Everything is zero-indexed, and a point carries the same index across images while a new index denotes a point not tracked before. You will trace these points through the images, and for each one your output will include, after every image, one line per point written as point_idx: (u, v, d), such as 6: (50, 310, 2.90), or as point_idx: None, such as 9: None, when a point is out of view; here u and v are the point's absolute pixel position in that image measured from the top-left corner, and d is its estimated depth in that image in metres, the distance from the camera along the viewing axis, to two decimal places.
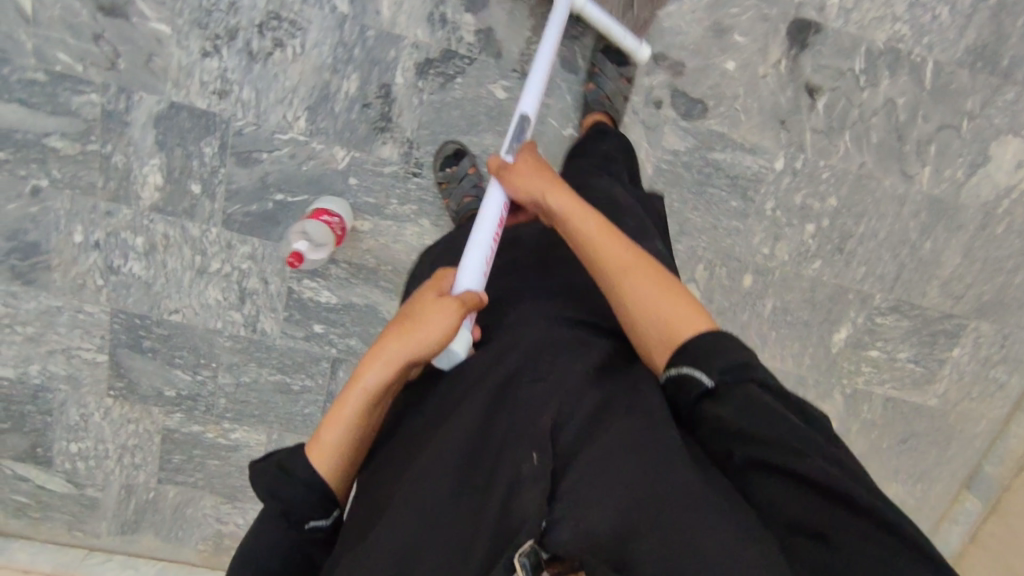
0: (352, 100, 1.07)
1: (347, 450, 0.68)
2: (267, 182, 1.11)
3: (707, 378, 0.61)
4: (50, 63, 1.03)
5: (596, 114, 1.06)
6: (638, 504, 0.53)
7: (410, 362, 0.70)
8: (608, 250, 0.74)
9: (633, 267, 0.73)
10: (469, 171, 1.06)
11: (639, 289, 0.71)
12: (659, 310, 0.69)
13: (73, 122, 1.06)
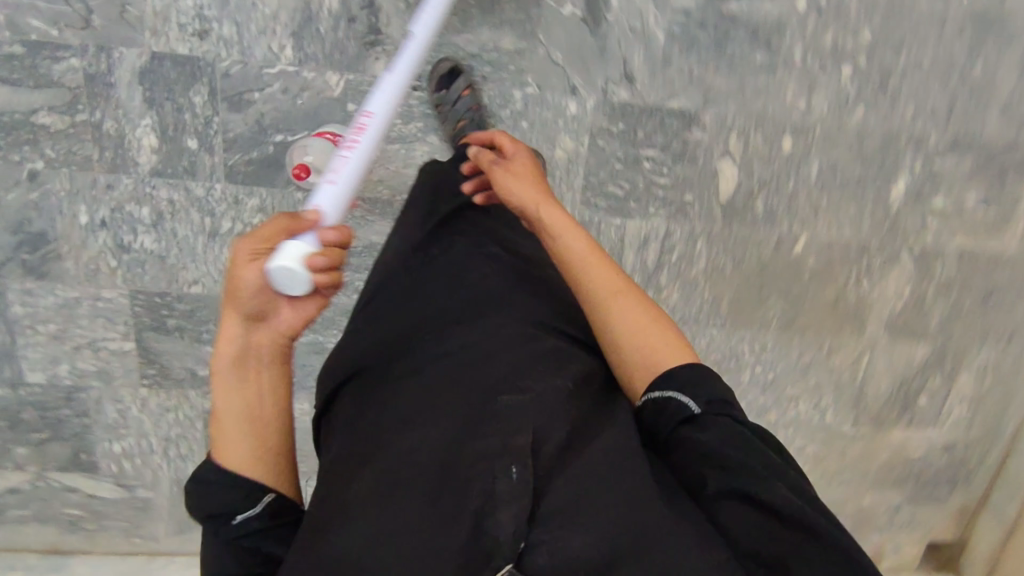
0: (337, 17, 1.01)
1: (238, 431, 0.65)
2: (264, 124, 1.06)
3: (693, 406, 0.65)
4: (25, 33, 0.98)
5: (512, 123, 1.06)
6: (629, 528, 0.55)
7: (242, 314, 0.64)
8: (596, 276, 0.76)
9: (620, 296, 0.75)
10: (464, 92, 1.03)
11: (626, 312, 0.73)
12: (646, 341, 0.72)
13: (59, 93, 1.01)
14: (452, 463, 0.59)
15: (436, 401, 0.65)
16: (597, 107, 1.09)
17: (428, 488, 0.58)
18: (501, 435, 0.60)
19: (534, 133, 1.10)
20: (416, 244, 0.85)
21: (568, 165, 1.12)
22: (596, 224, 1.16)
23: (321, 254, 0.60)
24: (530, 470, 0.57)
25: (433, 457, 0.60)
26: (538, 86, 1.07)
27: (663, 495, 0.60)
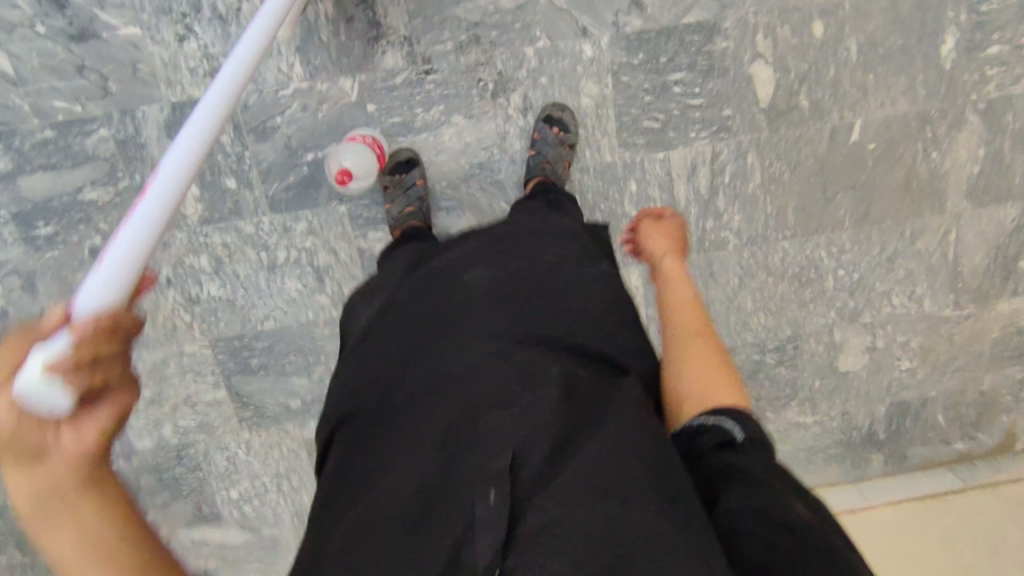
0: (336, 22, 1.01)
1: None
2: (294, 147, 1.07)
3: (737, 431, 0.60)
4: (52, 117, 1.01)
5: (535, 176, 1.07)
6: (618, 532, 0.48)
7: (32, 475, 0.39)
8: (686, 319, 0.82)
9: (696, 338, 0.77)
10: (418, 183, 1.08)
11: (697, 351, 0.74)
12: (704, 377, 0.70)
13: (97, 166, 1.05)
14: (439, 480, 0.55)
15: (417, 440, 0.61)
16: (612, 44, 1.06)
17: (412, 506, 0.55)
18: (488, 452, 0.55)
19: (556, 86, 1.07)
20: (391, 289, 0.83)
21: (597, 109, 1.10)
22: (639, 163, 1.13)
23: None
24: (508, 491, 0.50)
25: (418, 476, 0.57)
26: (548, 37, 1.04)
27: (662, 498, 0.51)
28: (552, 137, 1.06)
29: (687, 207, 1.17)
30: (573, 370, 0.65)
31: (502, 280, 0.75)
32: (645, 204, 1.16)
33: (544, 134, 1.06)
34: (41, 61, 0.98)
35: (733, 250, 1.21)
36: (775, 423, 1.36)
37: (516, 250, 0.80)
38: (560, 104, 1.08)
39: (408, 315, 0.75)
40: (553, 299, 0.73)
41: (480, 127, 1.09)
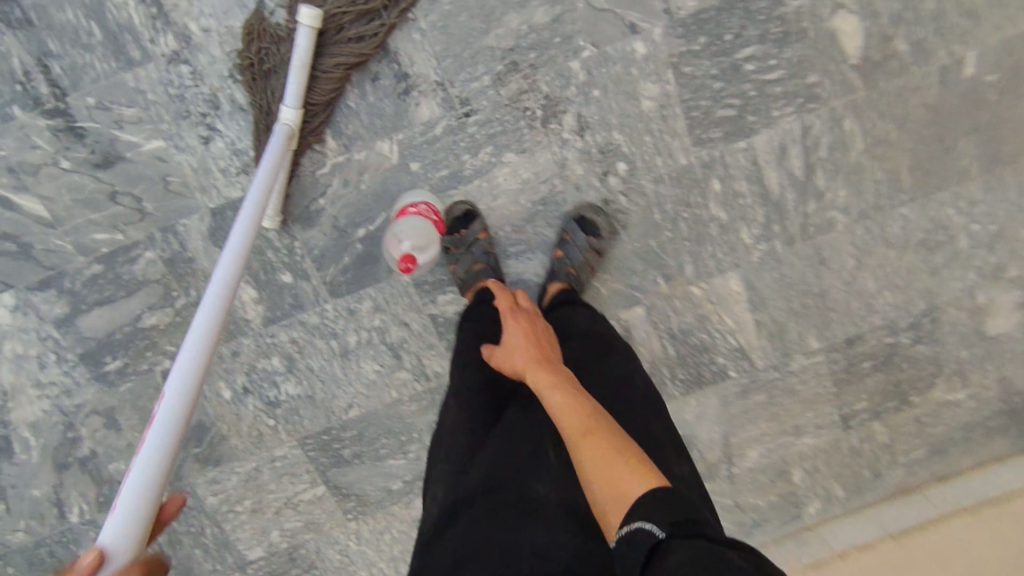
0: (360, 85, 0.92)
1: None
2: (344, 225, 0.99)
3: (657, 527, 0.50)
4: (94, 250, 0.96)
5: (557, 282, 0.99)
6: None
7: None
8: (565, 418, 0.66)
9: (590, 437, 0.63)
10: (481, 237, 0.97)
11: (592, 455, 0.61)
12: (614, 474, 0.58)
13: (151, 290, 0.99)
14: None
15: None
16: (666, 34, 0.93)
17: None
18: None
19: (612, 95, 0.95)
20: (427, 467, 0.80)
21: (663, 111, 0.96)
22: (720, 158, 0.99)
23: None
24: None
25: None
26: (594, 45, 0.92)
27: None
28: (588, 239, 0.97)
29: (783, 193, 1.02)
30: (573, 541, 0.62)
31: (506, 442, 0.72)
32: (733, 201, 1.02)
33: (574, 237, 0.97)
34: (71, 196, 0.92)
35: (844, 230, 1.06)
36: (928, 407, 1.17)
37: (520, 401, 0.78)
38: (620, 114, 0.96)
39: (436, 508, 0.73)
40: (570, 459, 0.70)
41: (535, 160, 0.97)
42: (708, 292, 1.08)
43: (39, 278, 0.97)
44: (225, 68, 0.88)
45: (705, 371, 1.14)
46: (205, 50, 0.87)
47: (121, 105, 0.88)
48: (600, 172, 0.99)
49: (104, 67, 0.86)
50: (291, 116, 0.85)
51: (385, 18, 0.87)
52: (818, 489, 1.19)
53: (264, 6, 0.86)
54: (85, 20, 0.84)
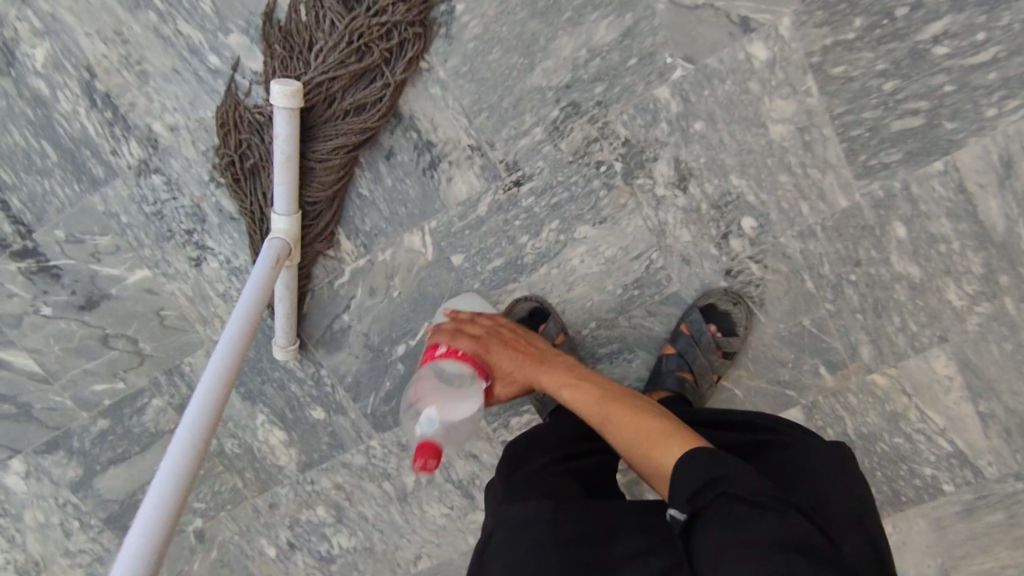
0: (370, 165, 0.68)
1: None
2: (377, 343, 0.75)
3: (680, 512, 0.46)
4: (96, 403, 0.80)
5: (665, 389, 0.70)
6: None
7: None
8: (572, 394, 0.59)
9: (606, 410, 0.56)
10: (560, 341, 0.70)
11: (617, 431, 0.54)
12: (630, 451, 0.52)
13: (165, 441, 0.81)
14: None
15: None
16: (800, 24, 0.61)
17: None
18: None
19: (724, 125, 0.65)
20: None
21: (805, 136, 0.64)
22: (902, 190, 0.66)
23: None
24: None
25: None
26: (688, 59, 0.63)
27: None
28: (710, 334, 0.69)
29: (1013, 228, 0.66)
30: None
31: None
32: (930, 250, 0.68)
33: (697, 327, 0.70)
34: (61, 346, 0.77)
35: None
36: None
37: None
38: (739, 150, 0.65)
39: None
40: None
41: (621, 230, 0.69)
42: (901, 381, 0.73)
43: (46, 439, 0.82)
44: (204, 171, 0.68)
45: (906, 488, 0.78)
46: (177, 153, 0.68)
47: (95, 234, 0.71)
48: (718, 235, 0.69)
49: (68, 193, 0.70)
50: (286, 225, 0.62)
51: (387, 76, 0.62)
52: None
53: (238, 85, 0.65)
54: (37, 140, 0.68)
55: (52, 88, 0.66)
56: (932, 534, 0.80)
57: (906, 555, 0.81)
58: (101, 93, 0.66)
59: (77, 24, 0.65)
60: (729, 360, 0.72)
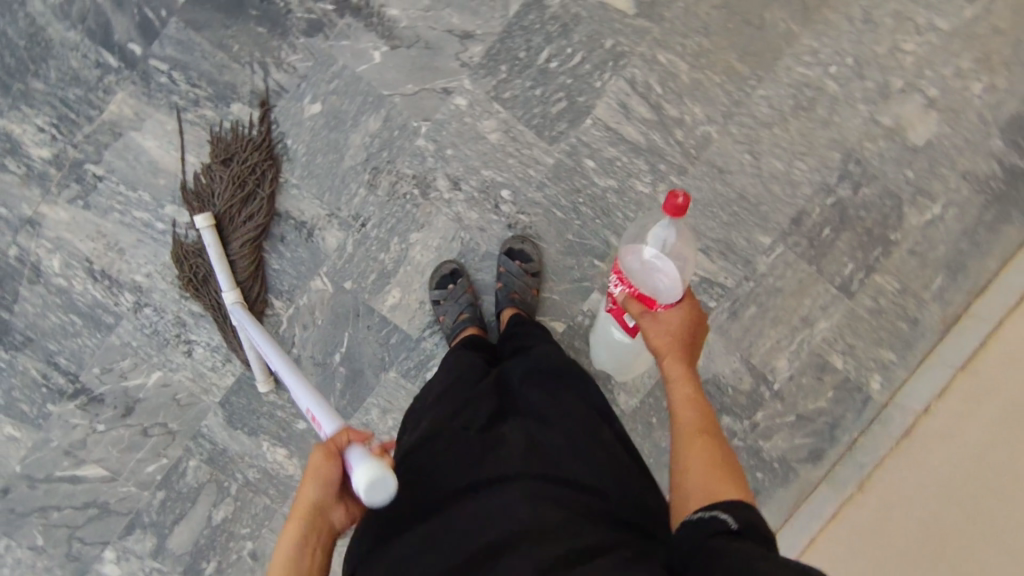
0: (274, 249, 1.09)
1: (331, 485, 0.63)
2: (321, 359, 1.12)
3: (732, 520, 0.57)
4: (152, 480, 1.14)
5: (506, 308, 1.10)
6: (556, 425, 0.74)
7: (312, 525, 0.63)
8: (685, 415, 0.74)
9: (697, 439, 0.71)
10: (469, 289, 1.09)
11: (701, 454, 0.69)
12: (709, 470, 0.67)
13: (207, 489, 1.15)
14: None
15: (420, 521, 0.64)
16: (475, 80, 1.07)
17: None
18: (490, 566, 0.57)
19: (463, 146, 1.08)
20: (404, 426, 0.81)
21: (510, 134, 1.09)
22: (578, 142, 1.11)
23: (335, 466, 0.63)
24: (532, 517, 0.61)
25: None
26: (426, 120, 1.07)
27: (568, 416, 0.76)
28: (517, 266, 1.09)
29: (649, 138, 1.12)
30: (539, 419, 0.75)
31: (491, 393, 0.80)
32: (613, 167, 1.12)
33: (507, 266, 1.10)
34: (117, 448, 1.12)
35: (720, 136, 1.13)
36: (911, 238, 1.21)
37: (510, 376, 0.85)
38: (479, 156, 1.09)
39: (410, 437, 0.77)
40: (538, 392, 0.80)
41: (436, 228, 1.10)
42: None
43: (124, 525, 1.14)
44: (176, 293, 1.08)
45: None
46: (155, 289, 1.07)
47: (119, 361, 1.09)
48: (492, 207, 1.11)
49: (95, 341, 1.08)
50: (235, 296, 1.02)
51: (262, 191, 1.05)
52: (868, 364, 1.24)
53: (178, 233, 1.05)
54: (67, 315, 1.07)
55: (67, 279, 1.05)
56: (721, 339, 1.22)
57: (715, 358, 1.23)
58: (98, 271, 1.06)
59: (72, 236, 1.04)
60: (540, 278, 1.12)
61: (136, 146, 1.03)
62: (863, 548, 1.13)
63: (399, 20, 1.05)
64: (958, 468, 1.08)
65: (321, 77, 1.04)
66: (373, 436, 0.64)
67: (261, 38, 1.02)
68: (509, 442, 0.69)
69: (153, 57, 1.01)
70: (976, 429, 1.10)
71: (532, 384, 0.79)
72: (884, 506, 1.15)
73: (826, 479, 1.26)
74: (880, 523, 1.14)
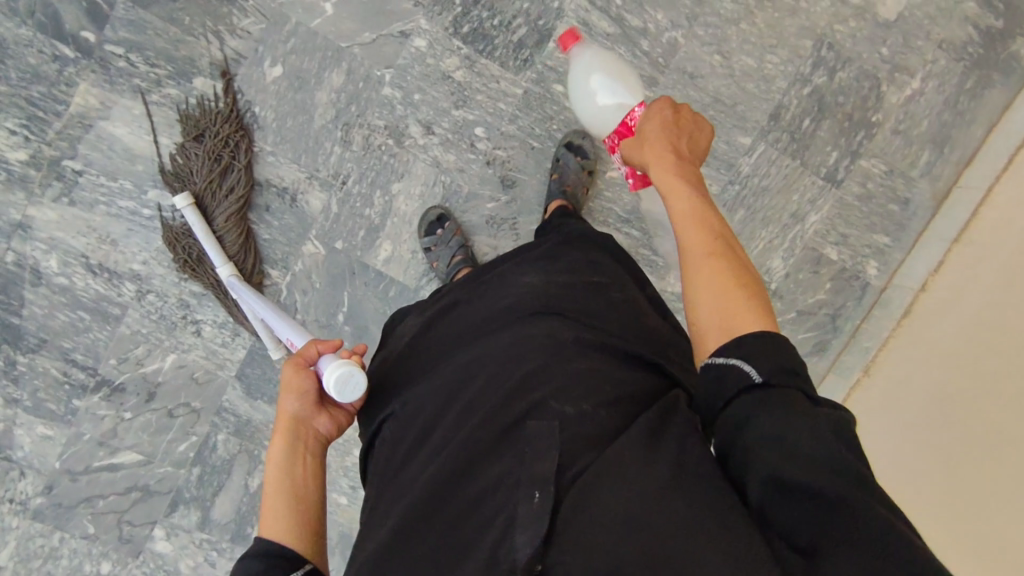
0: (261, 219, 1.10)
1: (303, 396, 0.75)
2: (326, 320, 1.14)
3: (756, 373, 0.54)
4: (186, 458, 1.18)
5: (554, 200, 1.10)
6: (591, 317, 0.78)
7: (297, 435, 0.74)
8: (692, 233, 0.68)
9: (707, 258, 0.66)
10: (457, 232, 1.10)
11: (709, 274, 0.65)
12: (723, 296, 0.63)
13: (239, 459, 1.20)
14: (473, 488, 0.62)
15: (457, 416, 0.69)
16: (431, 18, 1.05)
17: (447, 525, 0.61)
18: (526, 450, 0.62)
19: (430, 88, 1.08)
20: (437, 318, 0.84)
21: (475, 69, 1.08)
22: (545, 67, 1.10)
23: (303, 380, 0.75)
24: (569, 403, 0.64)
25: (455, 486, 0.63)
26: (389, 67, 1.06)
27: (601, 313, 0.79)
28: (575, 161, 1.11)
29: (615, 53, 1.10)
30: (573, 313, 0.78)
31: (526, 289, 0.81)
32: None
33: (566, 161, 1.11)
34: (147, 433, 1.16)
35: (687, 40, 1.12)
36: (893, 117, 1.20)
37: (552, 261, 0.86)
38: (448, 96, 1.09)
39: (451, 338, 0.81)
40: (569, 287, 0.82)
41: (416, 175, 1.11)
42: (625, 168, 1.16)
43: (168, 502, 1.20)
44: (175, 276, 1.10)
45: None
46: (154, 274, 1.09)
47: (133, 350, 1.12)
48: (468, 146, 1.11)
49: (107, 334, 1.11)
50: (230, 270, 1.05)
51: (239, 162, 1.05)
52: (862, 251, 1.25)
53: (165, 216, 1.07)
54: (74, 313, 1.09)
55: (67, 277, 1.08)
56: None
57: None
58: (96, 265, 1.08)
59: (64, 233, 1.06)
60: (591, 178, 1.14)
61: (108, 135, 1.03)
62: (871, 423, 1.18)
63: None
64: (954, 340, 1.10)
65: (276, 39, 1.03)
66: (340, 344, 0.75)
67: (210, 7, 1.01)
68: (541, 336, 0.73)
69: (107, 41, 1.00)
70: (974, 300, 1.10)
71: (564, 280, 0.82)
72: (892, 383, 1.19)
73: (832, 368, 1.28)
74: (887, 399, 1.18)
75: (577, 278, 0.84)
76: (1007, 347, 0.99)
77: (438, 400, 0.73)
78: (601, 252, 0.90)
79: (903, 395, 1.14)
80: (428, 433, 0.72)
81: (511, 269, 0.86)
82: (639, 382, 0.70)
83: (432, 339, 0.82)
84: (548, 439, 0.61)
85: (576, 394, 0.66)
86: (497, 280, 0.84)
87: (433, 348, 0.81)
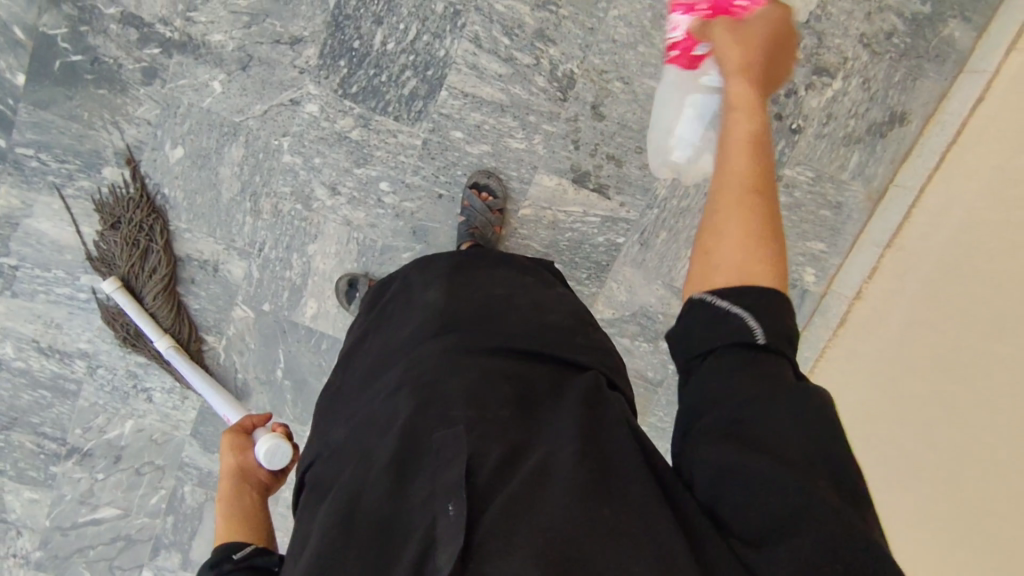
0: (188, 291, 1.15)
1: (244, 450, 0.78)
2: (265, 377, 1.20)
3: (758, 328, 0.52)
4: (160, 509, 1.28)
5: (466, 241, 1.10)
6: (505, 325, 0.71)
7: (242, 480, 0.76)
8: (740, 161, 0.58)
9: (750, 194, 0.57)
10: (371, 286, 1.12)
11: (742, 221, 0.56)
12: (751, 246, 0.55)
13: (207, 506, 1.29)
14: (386, 507, 0.53)
15: (368, 438, 0.62)
16: (318, 84, 1.07)
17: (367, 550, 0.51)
18: (437, 462, 0.55)
19: (330, 151, 1.10)
20: (348, 355, 0.80)
21: (370, 126, 1.09)
22: (441, 116, 1.09)
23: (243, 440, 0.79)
24: (478, 425, 0.57)
25: (369, 506, 0.54)
26: (287, 135, 1.08)
27: (517, 321, 0.72)
28: (481, 201, 1.10)
29: (510, 94, 1.09)
30: (479, 324, 0.70)
31: (425, 306, 0.74)
32: (482, 132, 1.10)
33: (471, 200, 1.10)
34: (120, 489, 1.26)
35: (583, 71, 1.09)
36: (815, 121, 1.14)
37: (460, 271, 0.80)
38: (348, 156, 1.10)
39: (366, 364, 0.75)
40: (478, 296, 0.75)
41: (329, 235, 1.14)
42: (538, 203, 1.15)
43: (150, 548, 1.30)
44: (119, 350, 1.18)
45: (599, 254, 1.17)
46: (100, 350, 1.17)
47: (94, 419, 1.21)
48: (375, 202, 1.12)
49: (67, 407, 1.20)
50: (163, 341, 1.11)
51: (156, 243, 1.10)
52: (796, 260, 1.21)
53: (99, 297, 1.13)
54: (36, 391, 1.19)
55: (24, 361, 1.17)
56: (639, 271, 1.18)
57: (636, 291, 1.19)
58: (48, 347, 1.17)
59: (13, 322, 1.15)
60: (502, 216, 1.12)
61: (34, 230, 1.10)
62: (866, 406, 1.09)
63: (225, 45, 1.05)
64: (932, 325, 1.01)
65: (172, 122, 1.07)
66: (273, 415, 0.83)
67: (104, 99, 1.05)
68: (437, 350, 0.66)
69: (17, 145, 1.06)
70: (950, 263, 1.01)
71: (466, 294, 0.75)
72: (881, 364, 1.09)
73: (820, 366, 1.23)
74: (878, 358, 1.10)
75: (484, 290, 0.77)
76: (1003, 311, 0.89)
77: (351, 428, 0.66)
78: (518, 269, 0.84)
79: (893, 345, 1.08)
80: (344, 449, 0.64)
81: (415, 285, 0.80)
82: (546, 389, 0.64)
83: (351, 369, 0.77)
84: (455, 446, 0.55)
85: (482, 402, 0.59)
86: (402, 304, 0.79)
87: (357, 368, 0.76)
